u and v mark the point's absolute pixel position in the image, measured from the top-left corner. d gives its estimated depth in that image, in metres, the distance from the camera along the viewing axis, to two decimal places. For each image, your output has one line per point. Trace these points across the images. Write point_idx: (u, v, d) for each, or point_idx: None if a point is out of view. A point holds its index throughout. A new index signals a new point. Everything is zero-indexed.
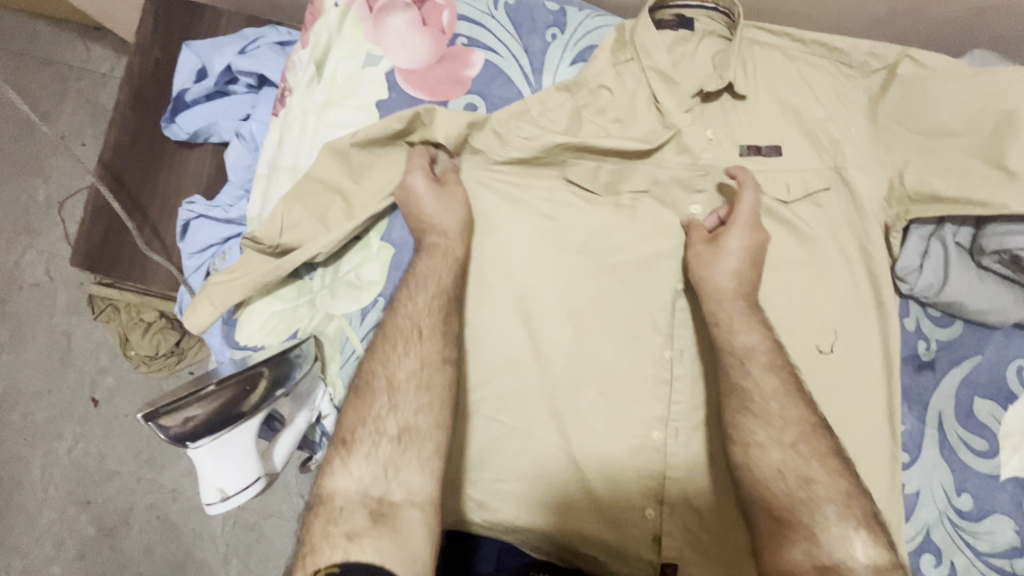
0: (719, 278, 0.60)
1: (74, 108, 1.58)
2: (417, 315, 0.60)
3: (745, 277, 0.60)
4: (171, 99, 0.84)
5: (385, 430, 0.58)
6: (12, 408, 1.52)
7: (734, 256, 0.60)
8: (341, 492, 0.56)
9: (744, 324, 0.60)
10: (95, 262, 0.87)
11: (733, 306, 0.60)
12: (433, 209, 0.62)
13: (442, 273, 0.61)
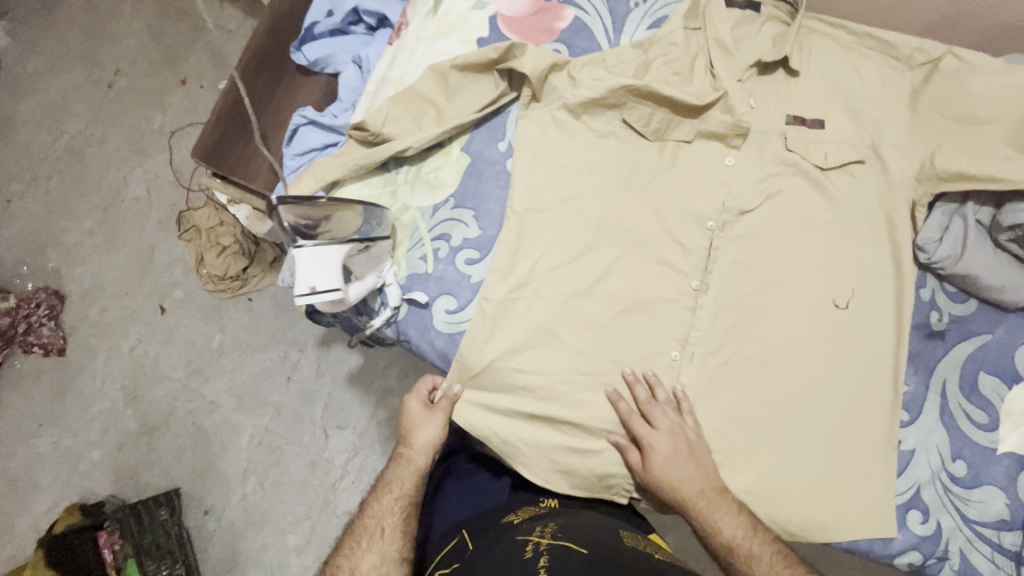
0: (676, 486, 0.66)
1: (201, 56, 1.82)
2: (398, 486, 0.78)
3: (698, 481, 0.66)
4: (302, 29, 1.00)
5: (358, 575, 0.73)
6: (93, 303, 1.71)
7: (663, 453, 0.66)
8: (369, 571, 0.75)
9: (725, 517, 0.65)
10: (212, 156, 1.01)
11: (682, 469, 0.66)
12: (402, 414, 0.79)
13: (415, 466, 0.78)
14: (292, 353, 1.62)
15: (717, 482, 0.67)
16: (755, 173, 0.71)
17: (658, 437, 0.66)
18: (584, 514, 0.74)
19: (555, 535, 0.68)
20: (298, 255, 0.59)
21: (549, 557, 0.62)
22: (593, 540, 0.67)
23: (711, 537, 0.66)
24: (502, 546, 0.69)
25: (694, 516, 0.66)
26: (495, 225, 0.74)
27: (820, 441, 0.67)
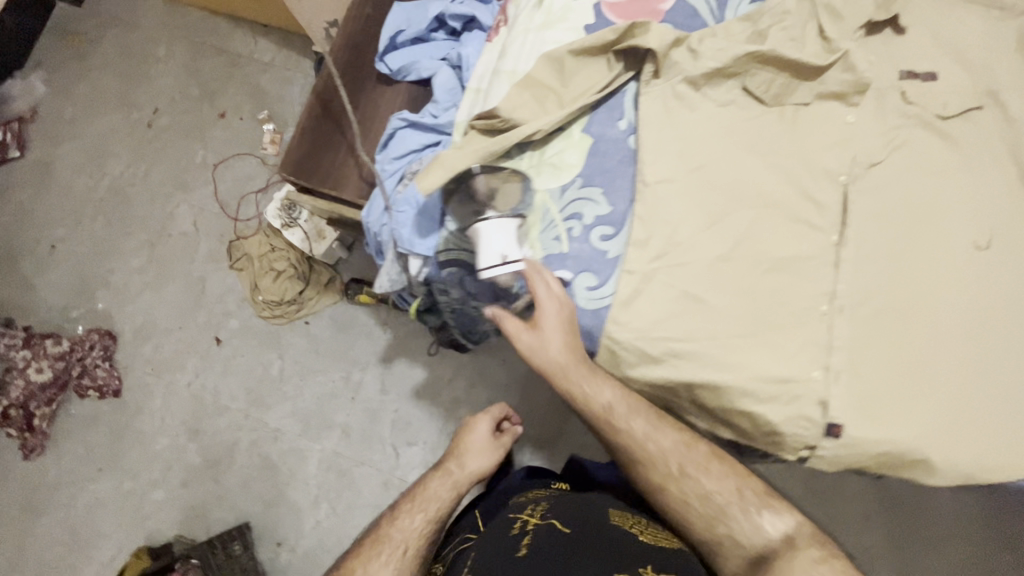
0: (552, 353, 0.73)
1: (237, 88, 1.81)
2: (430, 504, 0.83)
3: (538, 353, 0.74)
4: (385, 39, 1.02)
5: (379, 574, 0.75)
6: (145, 341, 1.67)
7: (550, 323, 0.73)
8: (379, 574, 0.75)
9: (599, 386, 0.73)
10: (303, 170, 1.05)
11: (607, 387, 0.74)
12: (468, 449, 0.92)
13: (456, 483, 0.87)
14: (355, 373, 1.59)
15: (579, 348, 0.74)
16: (878, 128, 0.73)
17: (547, 311, 0.72)
18: (577, 494, 0.79)
19: (544, 514, 0.75)
20: (489, 225, 0.74)
21: (532, 540, 0.70)
22: (576, 517, 0.73)
23: (582, 400, 0.74)
24: (500, 523, 0.77)
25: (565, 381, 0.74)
26: (625, 201, 0.76)
27: (984, 385, 0.68)
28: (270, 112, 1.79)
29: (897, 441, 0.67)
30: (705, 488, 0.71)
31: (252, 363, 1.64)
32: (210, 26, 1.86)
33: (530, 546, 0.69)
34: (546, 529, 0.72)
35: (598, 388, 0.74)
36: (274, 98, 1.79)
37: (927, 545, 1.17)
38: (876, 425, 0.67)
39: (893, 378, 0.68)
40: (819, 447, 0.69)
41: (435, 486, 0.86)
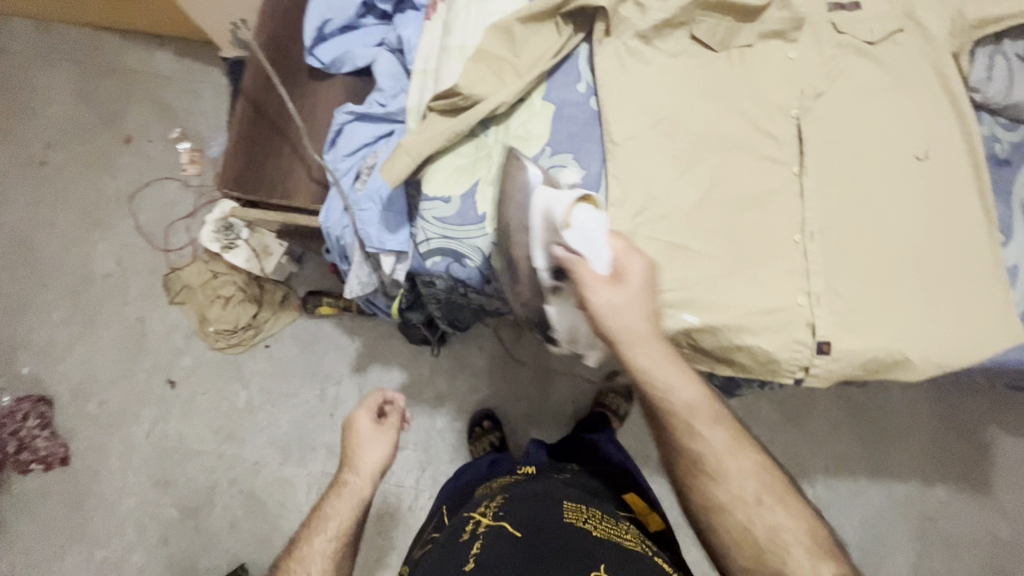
0: (631, 332, 0.63)
1: (140, 108, 1.65)
2: (347, 496, 0.76)
3: (633, 323, 0.63)
4: (312, 31, 0.96)
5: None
6: (88, 398, 1.52)
7: (631, 296, 0.63)
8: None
9: (683, 384, 0.65)
10: (245, 182, 0.97)
11: (691, 383, 0.66)
12: (359, 449, 0.81)
13: (360, 494, 0.77)
14: (329, 389, 1.52)
15: (660, 332, 0.66)
16: (817, 59, 0.77)
17: (626, 283, 0.63)
18: (534, 484, 0.81)
19: (496, 513, 0.75)
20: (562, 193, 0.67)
21: (481, 548, 0.70)
22: (531, 516, 0.73)
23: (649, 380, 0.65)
24: (453, 525, 0.78)
25: (646, 367, 0.64)
26: (596, 164, 0.77)
27: (943, 281, 0.74)
28: (183, 129, 1.65)
29: (877, 347, 0.72)
30: (734, 462, 0.66)
31: (215, 398, 1.53)
32: (95, 44, 1.68)
33: (478, 554, 0.69)
34: (498, 534, 0.71)
35: (682, 385, 0.65)
36: (184, 113, 1.65)
37: (887, 440, 1.34)
38: (857, 336, 0.72)
39: (865, 289, 0.74)
40: (813, 365, 0.73)
41: (351, 482, 0.78)
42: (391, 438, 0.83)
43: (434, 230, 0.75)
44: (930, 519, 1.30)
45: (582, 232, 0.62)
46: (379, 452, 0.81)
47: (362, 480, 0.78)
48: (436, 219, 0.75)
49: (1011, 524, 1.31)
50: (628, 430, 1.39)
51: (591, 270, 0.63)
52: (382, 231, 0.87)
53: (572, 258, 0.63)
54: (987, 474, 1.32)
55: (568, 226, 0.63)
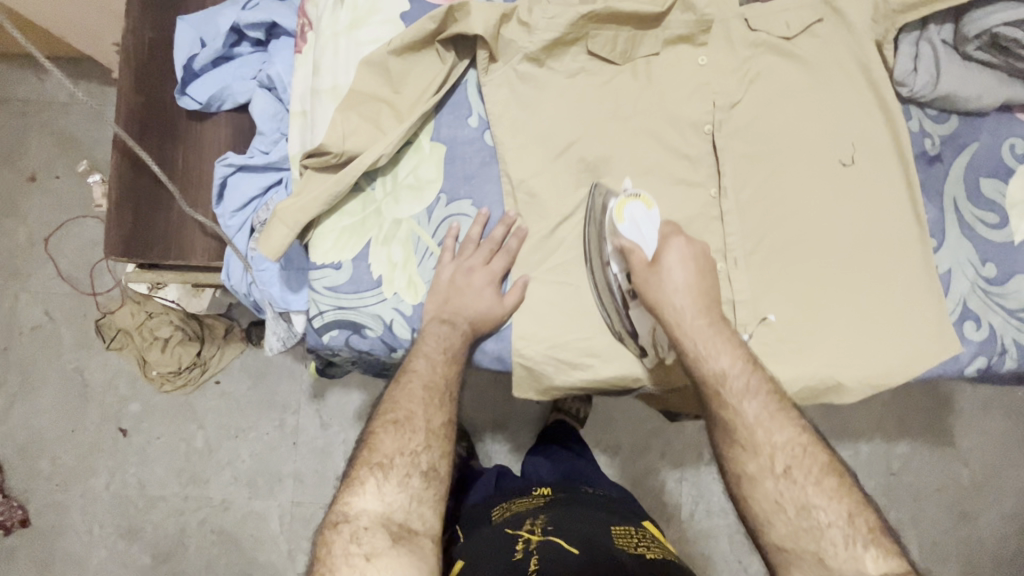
0: (678, 303, 0.64)
1: (38, 139, 1.45)
2: (424, 385, 0.64)
3: (688, 297, 0.64)
4: (179, 69, 0.85)
5: (419, 461, 0.62)
6: (38, 456, 1.38)
7: (678, 270, 0.65)
8: (367, 512, 0.58)
9: (720, 346, 0.63)
10: (132, 247, 0.89)
11: (725, 350, 0.64)
12: (457, 288, 0.66)
13: (456, 339, 0.66)
14: (287, 417, 1.39)
15: (714, 307, 0.65)
16: (731, 63, 0.70)
17: (669, 265, 0.65)
18: (574, 507, 0.84)
19: (544, 529, 0.77)
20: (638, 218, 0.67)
21: (539, 558, 0.71)
22: (583, 534, 0.76)
23: (694, 361, 0.64)
24: (493, 535, 0.78)
25: (690, 333, 0.64)
26: (499, 208, 0.70)
27: (880, 294, 0.69)
28: (91, 160, 1.46)
29: (808, 376, 0.68)
30: (741, 388, 0.62)
31: (174, 439, 1.39)
32: None
33: (539, 563, 0.70)
34: (550, 547, 0.73)
35: (711, 352, 0.63)
36: (89, 143, 1.46)
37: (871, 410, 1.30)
38: (787, 366, 0.68)
39: (793, 314, 0.69)
40: None
41: (427, 372, 0.65)
42: (484, 301, 0.66)
43: (327, 303, 0.68)
44: (894, 474, 1.28)
45: (633, 224, 0.66)
46: (486, 289, 0.66)
47: (440, 369, 0.65)
48: (327, 289, 0.68)
49: (988, 476, 1.30)
50: (593, 422, 1.23)
51: (642, 257, 0.65)
52: (284, 291, 0.80)
53: (624, 247, 0.66)
54: (942, 423, 1.29)
55: (620, 220, 0.66)
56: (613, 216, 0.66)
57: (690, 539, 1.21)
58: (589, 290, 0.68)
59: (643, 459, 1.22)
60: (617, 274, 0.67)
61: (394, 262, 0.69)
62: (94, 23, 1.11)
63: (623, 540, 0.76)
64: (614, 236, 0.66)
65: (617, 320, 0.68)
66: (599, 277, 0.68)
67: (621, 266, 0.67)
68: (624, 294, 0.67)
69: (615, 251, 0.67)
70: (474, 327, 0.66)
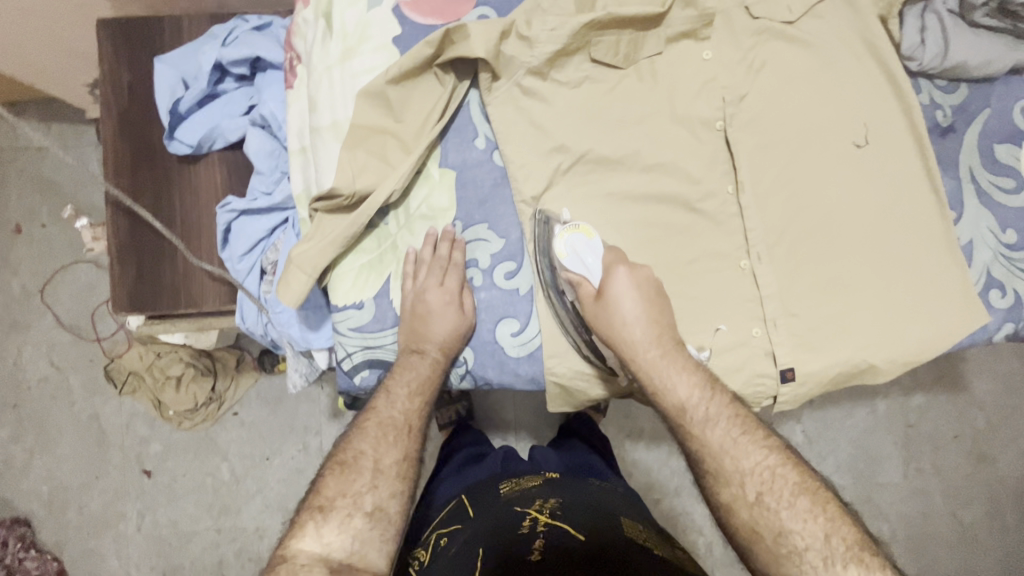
0: (631, 335, 0.64)
1: (19, 190, 1.37)
2: (379, 422, 0.64)
3: (646, 331, 0.64)
4: (165, 114, 0.82)
5: (363, 502, 0.60)
6: (65, 507, 1.33)
7: (626, 302, 0.64)
8: (306, 549, 0.55)
9: (677, 376, 0.64)
10: (139, 300, 0.86)
11: (684, 379, 0.64)
12: (421, 321, 0.66)
13: (421, 376, 0.65)
14: (311, 439, 1.33)
15: (665, 335, 0.65)
16: (736, 54, 0.69)
17: (617, 297, 0.64)
18: (584, 493, 0.81)
19: (553, 512, 0.76)
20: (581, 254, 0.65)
21: (543, 552, 0.69)
22: (591, 521, 0.74)
23: (658, 398, 0.65)
24: (500, 512, 0.77)
25: (646, 366, 0.64)
26: (516, 230, 0.69)
27: (853, 279, 0.68)
28: (76, 205, 1.37)
29: (843, 362, 0.68)
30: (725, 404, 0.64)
31: (199, 476, 1.33)
32: None
33: (543, 550, 0.69)
34: (555, 537, 0.71)
35: (670, 381, 0.64)
36: (71, 186, 1.37)
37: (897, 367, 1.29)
38: (819, 355, 0.68)
39: (822, 303, 0.69)
40: (780, 394, 0.69)
41: (386, 409, 0.64)
42: (450, 322, 0.66)
43: (355, 344, 0.68)
44: (911, 427, 1.29)
45: (575, 256, 0.65)
46: (447, 319, 0.66)
47: (400, 405, 0.65)
48: (352, 330, 0.68)
49: (1012, 420, 1.31)
50: (613, 411, 1.22)
51: (589, 288, 0.65)
52: (304, 330, 0.78)
53: (573, 279, 0.65)
54: (951, 371, 1.30)
55: (563, 253, 0.65)
56: (556, 249, 0.65)
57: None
58: (557, 326, 0.67)
59: (667, 441, 1.21)
60: (572, 301, 0.67)
61: None
62: (66, 68, 1.05)
63: (631, 529, 0.74)
64: (561, 269, 0.66)
65: (585, 346, 0.67)
66: (558, 306, 0.67)
67: (575, 295, 0.67)
68: (579, 317, 0.67)
69: (566, 282, 0.67)
70: (443, 352, 0.66)
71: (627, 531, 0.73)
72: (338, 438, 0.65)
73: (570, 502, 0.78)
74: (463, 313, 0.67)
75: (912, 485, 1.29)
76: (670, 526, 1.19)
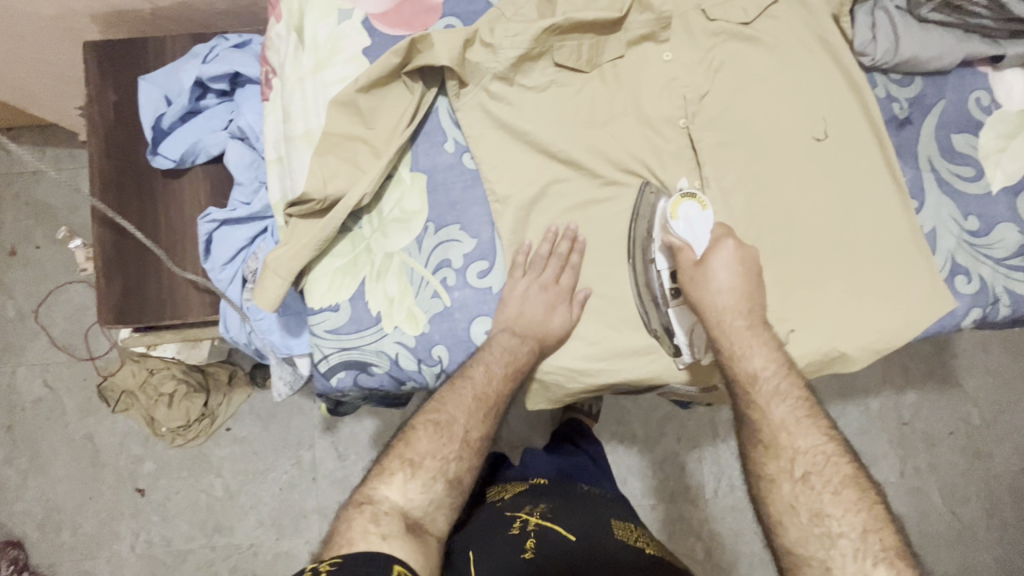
0: (721, 302, 0.65)
1: (15, 214, 1.39)
2: (475, 400, 0.65)
3: (743, 300, 0.66)
4: (149, 131, 0.84)
5: (448, 468, 0.64)
6: (59, 528, 1.32)
7: (724, 272, 0.65)
8: (390, 500, 0.60)
9: (756, 348, 0.65)
10: (125, 312, 0.88)
11: (762, 347, 0.66)
12: (528, 309, 0.67)
13: (518, 363, 0.66)
14: (303, 453, 1.32)
15: (756, 309, 0.66)
16: (695, 55, 0.71)
17: (715, 266, 0.65)
18: (572, 498, 0.82)
19: (544, 514, 0.76)
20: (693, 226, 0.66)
21: (537, 547, 0.69)
22: (582, 523, 0.74)
23: (729, 360, 0.66)
24: (490, 518, 0.77)
25: (729, 333, 0.66)
26: (488, 230, 0.71)
27: (828, 265, 0.70)
28: (70, 227, 1.40)
29: (814, 352, 0.69)
30: (771, 390, 0.65)
31: (193, 493, 1.33)
32: None
33: (537, 547, 0.69)
34: (548, 535, 0.72)
35: (750, 351, 0.65)
36: (66, 209, 1.40)
37: (885, 361, 1.29)
38: (789, 345, 0.69)
39: (790, 295, 0.70)
40: None
41: (482, 388, 0.66)
42: (552, 323, 0.67)
43: (330, 346, 0.69)
44: (905, 424, 1.29)
45: (687, 223, 0.66)
46: (562, 317, 0.67)
47: (496, 387, 0.66)
48: (329, 332, 0.69)
49: (1006, 414, 1.30)
50: (606, 415, 1.22)
51: (690, 256, 0.67)
52: (285, 336, 0.79)
53: (674, 243, 0.67)
54: (941, 367, 1.30)
55: (674, 218, 0.67)
56: (668, 212, 0.67)
57: (723, 516, 1.20)
58: (633, 288, 0.69)
59: (660, 445, 1.21)
60: (662, 271, 0.69)
61: (391, 297, 0.69)
62: (59, 92, 1.09)
63: (623, 532, 0.75)
64: (664, 233, 0.68)
65: (655, 318, 0.68)
66: (643, 276, 0.69)
67: (667, 264, 0.69)
68: (666, 292, 0.69)
69: (664, 247, 0.69)
70: (541, 347, 0.67)
71: (619, 532, 0.75)
72: (433, 393, 0.67)
73: (560, 505, 0.79)
74: (578, 311, 0.68)
75: (910, 483, 1.28)
76: (666, 531, 1.19)
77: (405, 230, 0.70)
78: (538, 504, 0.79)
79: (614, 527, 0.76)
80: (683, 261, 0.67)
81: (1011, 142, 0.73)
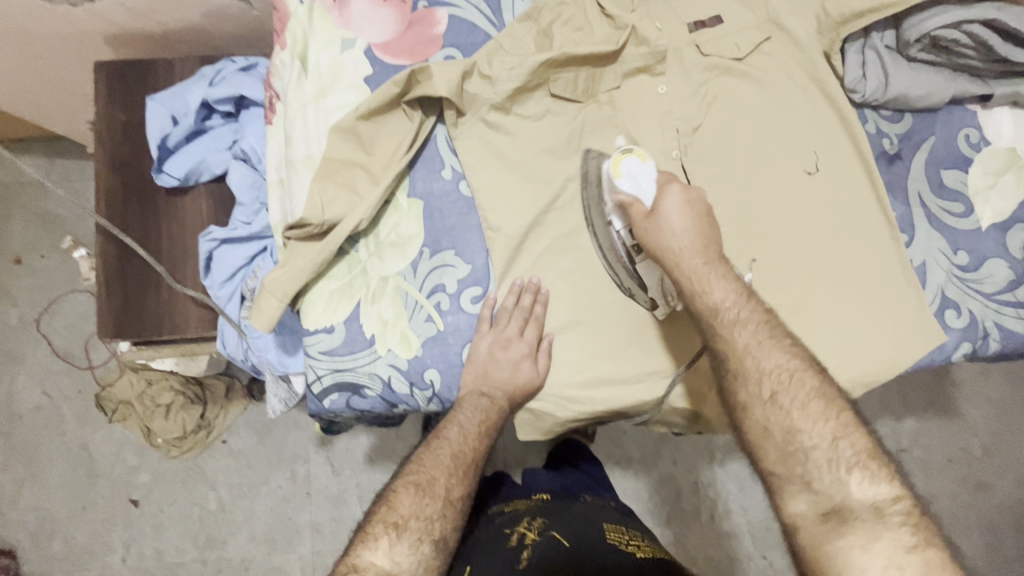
0: (677, 244, 0.62)
1: (22, 223, 1.41)
2: (454, 455, 0.68)
3: (696, 239, 0.62)
4: (154, 149, 0.86)
5: (433, 529, 0.64)
6: (51, 538, 1.32)
7: (678, 215, 0.62)
8: (377, 565, 0.59)
9: (715, 281, 0.62)
10: (125, 327, 0.89)
11: (722, 284, 0.62)
12: (497, 361, 0.68)
13: (489, 416, 0.69)
14: (298, 467, 1.32)
15: (713, 248, 0.63)
16: (689, 89, 0.73)
17: (667, 210, 0.63)
18: (572, 508, 0.82)
19: (543, 527, 0.76)
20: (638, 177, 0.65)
21: (532, 556, 0.70)
22: (578, 532, 0.75)
23: (689, 297, 0.62)
24: (491, 533, 0.77)
25: (687, 272, 0.62)
26: (482, 256, 0.72)
27: (819, 301, 0.70)
28: (76, 237, 1.42)
29: None
30: (733, 318, 0.62)
31: (187, 505, 1.33)
32: None
33: (531, 557, 0.70)
34: (545, 545, 0.72)
35: (709, 290, 0.62)
36: (72, 219, 1.42)
37: (885, 387, 1.28)
38: None
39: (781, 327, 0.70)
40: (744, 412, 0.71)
41: (457, 442, 0.68)
42: (522, 375, 0.68)
43: (324, 367, 0.70)
44: (904, 452, 1.28)
45: (631, 178, 0.65)
46: (525, 370, 0.68)
47: (472, 442, 0.68)
48: (323, 354, 0.70)
49: (1006, 444, 1.29)
50: (602, 436, 1.22)
51: (641, 207, 0.64)
52: (281, 355, 0.80)
53: (622, 201, 0.65)
54: (941, 394, 1.30)
55: (617, 175, 0.65)
56: (610, 171, 0.65)
57: (718, 541, 1.19)
58: (596, 245, 0.70)
59: (655, 467, 1.21)
60: (620, 229, 0.67)
61: (385, 320, 0.70)
62: (68, 108, 1.11)
63: (619, 537, 0.75)
64: (612, 192, 0.66)
65: (623, 274, 0.69)
66: (602, 229, 0.69)
67: (622, 221, 0.67)
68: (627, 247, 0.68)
69: (615, 206, 0.67)
70: (510, 401, 0.69)
71: (615, 538, 0.74)
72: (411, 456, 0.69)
73: (557, 517, 0.79)
74: (542, 374, 0.70)
75: None
76: None
77: (399, 254, 0.71)
78: (536, 516, 0.79)
79: (611, 532, 0.75)
80: (635, 213, 0.64)
81: (1000, 178, 0.74)
